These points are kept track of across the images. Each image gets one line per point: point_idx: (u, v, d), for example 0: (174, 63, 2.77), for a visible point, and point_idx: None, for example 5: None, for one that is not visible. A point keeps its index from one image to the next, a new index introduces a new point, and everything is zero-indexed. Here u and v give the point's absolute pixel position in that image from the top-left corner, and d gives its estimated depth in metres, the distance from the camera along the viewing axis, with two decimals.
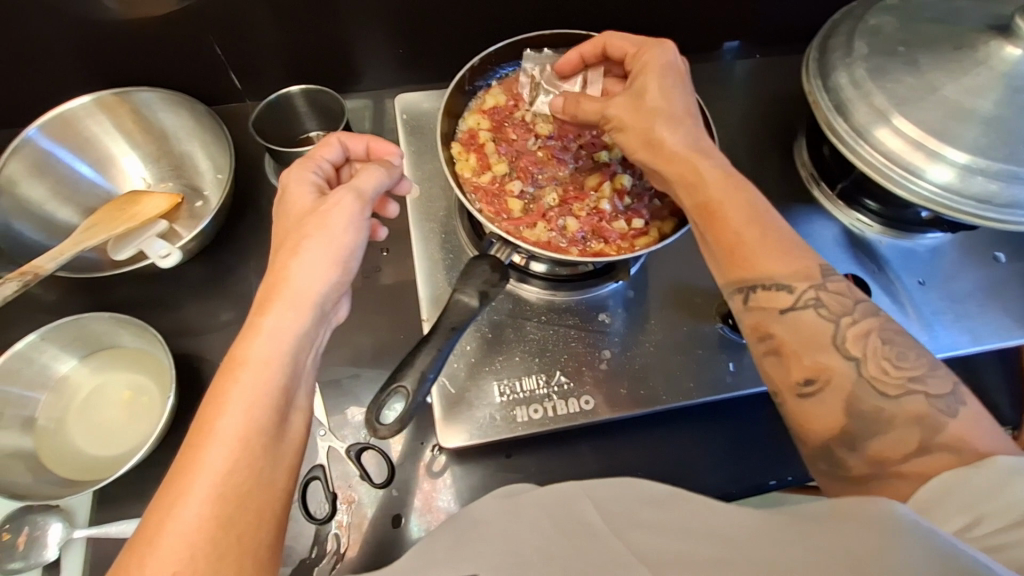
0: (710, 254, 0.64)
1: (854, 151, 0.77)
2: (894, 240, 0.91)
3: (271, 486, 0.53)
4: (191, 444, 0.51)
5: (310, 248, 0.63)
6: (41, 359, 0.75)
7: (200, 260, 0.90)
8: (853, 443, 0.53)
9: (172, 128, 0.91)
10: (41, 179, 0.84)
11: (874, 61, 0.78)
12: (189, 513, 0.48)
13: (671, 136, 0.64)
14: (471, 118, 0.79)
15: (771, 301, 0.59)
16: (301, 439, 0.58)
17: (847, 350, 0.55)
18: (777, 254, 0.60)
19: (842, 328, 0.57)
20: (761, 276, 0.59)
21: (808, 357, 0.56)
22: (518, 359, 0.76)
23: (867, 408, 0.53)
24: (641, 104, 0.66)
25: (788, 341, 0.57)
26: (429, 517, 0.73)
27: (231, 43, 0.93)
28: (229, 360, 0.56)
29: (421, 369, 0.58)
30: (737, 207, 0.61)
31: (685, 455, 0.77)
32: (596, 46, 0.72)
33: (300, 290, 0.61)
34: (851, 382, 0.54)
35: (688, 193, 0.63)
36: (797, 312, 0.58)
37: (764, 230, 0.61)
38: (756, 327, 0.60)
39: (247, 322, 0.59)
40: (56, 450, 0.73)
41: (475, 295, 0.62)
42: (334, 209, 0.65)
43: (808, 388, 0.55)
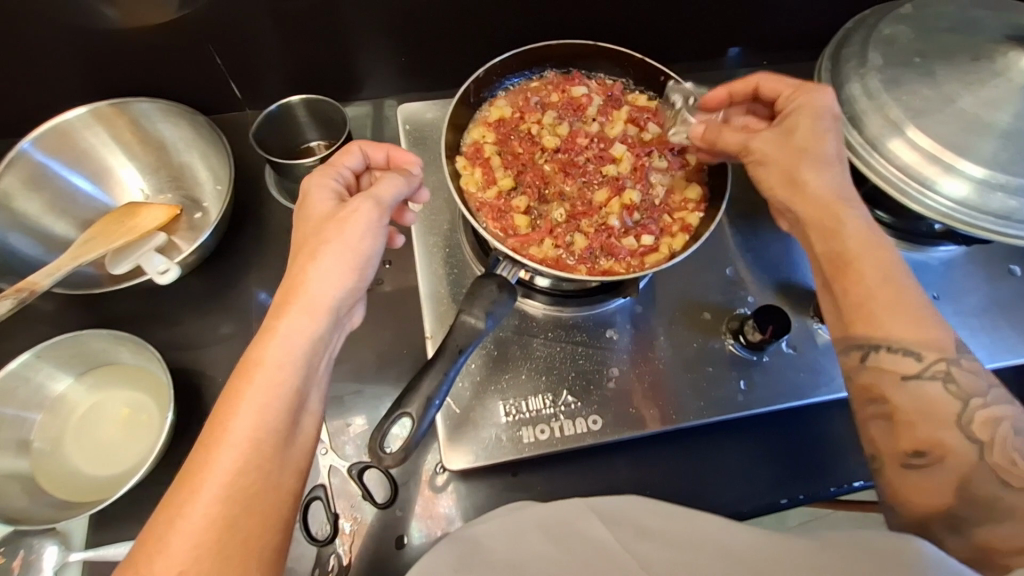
0: (833, 303, 0.63)
1: (867, 162, 0.75)
2: (907, 252, 0.89)
3: (279, 490, 0.53)
4: (202, 443, 0.52)
5: (329, 254, 0.62)
6: (37, 378, 0.74)
7: (201, 273, 0.89)
8: (958, 526, 0.52)
9: (171, 140, 0.89)
10: (38, 192, 0.83)
11: (889, 72, 0.76)
12: (197, 513, 0.48)
13: (820, 179, 0.63)
14: (476, 130, 0.77)
15: (895, 364, 0.58)
16: (311, 443, 0.58)
17: (973, 433, 0.54)
18: (910, 320, 0.58)
19: (970, 409, 0.55)
20: (886, 337, 0.58)
21: (922, 430, 0.55)
22: (524, 377, 0.74)
23: (981, 493, 0.52)
24: (790, 141, 0.65)
25: (904, 409, 0.57)
26: (429, 523, 0.72)
27: (231, 53, 0.92)
28: (242, 362, 0.56)
29: (426, 394, 0.57)
30: (877, 262, 0.60)
31: (696, 474, 0.76)
32: (747, 84, 0.71)
33: (316, 295, 0.61)
34: (970, 465, 0.53)
35: (823, 239, 0.62)
36: (923, 382, 0.57)
37: (903, 293, 0.59)
38: (867, 387, 0.59)
39: (263, 324, 0.59)
40: (53, 472, 0.72)
41: (482, 316, 0.60)
42: (353, 217, 0.64)
43: (916, 460, 0.55)
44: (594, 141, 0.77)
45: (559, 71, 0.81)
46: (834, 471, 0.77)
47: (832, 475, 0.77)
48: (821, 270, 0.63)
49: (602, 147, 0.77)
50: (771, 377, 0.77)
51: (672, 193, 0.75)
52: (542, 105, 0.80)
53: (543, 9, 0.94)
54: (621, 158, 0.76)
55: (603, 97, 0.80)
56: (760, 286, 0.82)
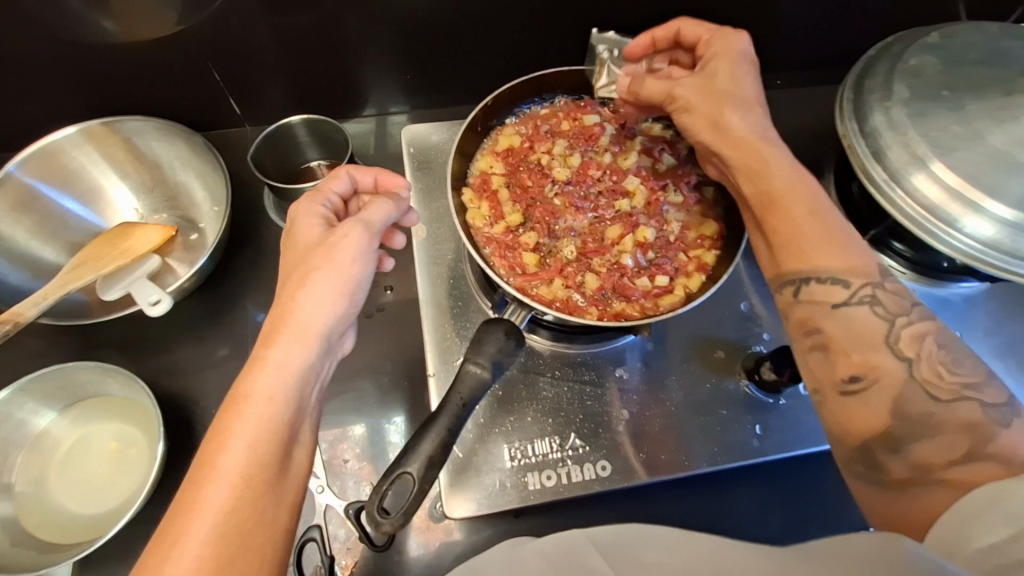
0: (766, 247, 0.64)
1: (889, 198, 0.72)
2: (928, 288, 0.86)
3: (273, 527, 0.50)
4: (191, 480, 0.49)
5: (318, 280, 0.59)
6: (19, 414, 0.71)
7: (195, 296, 0.85)
8: (897, 446, 0.51)
9: (166, 158, 0.86)
10: (25, 216, 0.80)
11: (914, 105, 0.73)
12: (187, 555, 0.45)
13: (739, 122, 0.63)
14: (483, 160, 0.74)
15: (825, 295, 0.58)
16: (304, 477, 0.56)
17: (900, 351, 0.54)
18: (833, 249, 0.59)
19: (897, 328, 0.55)
20: (814, 270, 0.58)
21: (857, 354, 0.55)
22: (530, 420, 0.71)
23: (915, 410, 0.51)
24: (711, 85, 0.65)
25: (838, 338, 0.56)
26: (428, 534, 0.70)
27: (231, 69, 0.89)
28: (232, 395, 0.54)
29: (427, 453, 0.53)
30: (800, 199, 0.61)
31: (703, 521, 0.72)
32: (668, 30, 0.71)
33: (306, 323, 0.58)
34: (901, 382, 0.52)
35: (750, 181, 0.63)
36: (851, 308, 0.57)
37: (828, 225, 0.60)
38: (801, 322, 0.59)
39: (252, 356, 0.56)
40: (36, 510, 0.69)
41: (486, 364, 0.57)
42: (342, 242, 0.61)
43: (853, 386, 0.54)
44: (606, 173, 0.74)
45: (571, 97, 0.78)
46: (850, 515, 0.74)
47: (849, 518, 0.74)
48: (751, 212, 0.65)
49: (614, 180, 0.73)
50: (786, 419, 0.74)
51: (688, 229, 0.71)
52: (553, 133, 0.77)
53: (552, 28, 0.91)
54: (635, 192, 0.73)
55: (616, 126, 0.77)
56: (776, 321, 0.79)
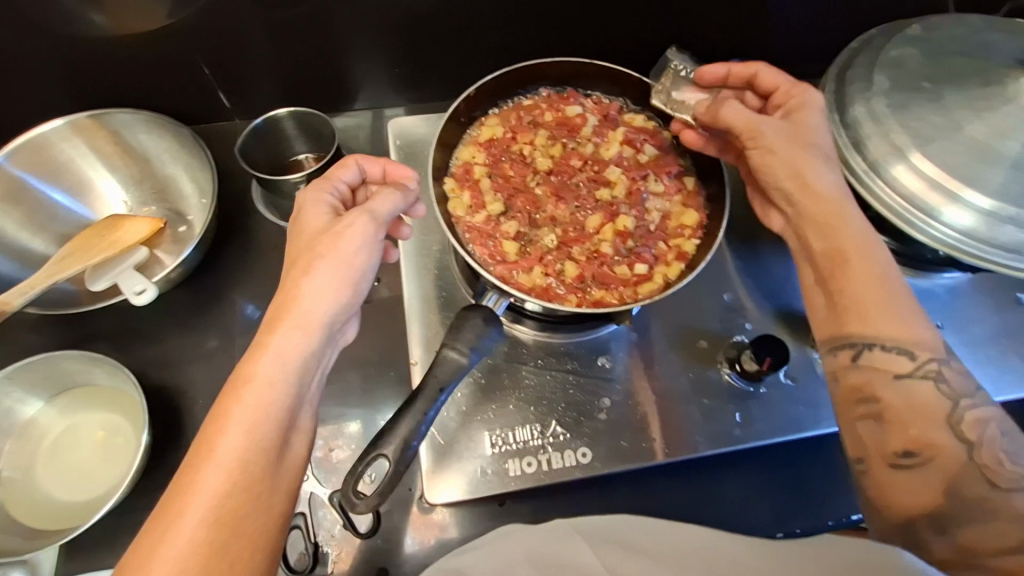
0: (824, 303, 0.63)
1: (870, 189, 0.72)
2: (911, 278, 0.87)
3: (267, 512, 0.51)
4: (190, 463, 0.50)
5: (322, 268, 0.59)
6: (5, 403, 0.71)
7: (184, 288, 0.86)
8: (944, 527, 0.53)
9: (154, 150, 0.87)
10: (14, 208, 0.80)
11: (894, 96, 0.73)
12: (181, 538, 0.46)
13: (822, 177, 0.62)
14: (465, 150, 0.75)
15: (886, 363, 0.58)
16: (300, 463, 0.56)
17: (962, 432, 0.55)
18: (898, 317, 0.59)
19: (960, 408, 0.56)
20: (878, 336, 0.58)
21: (914, 429, 0.56)
22: (512, 408, 0.72)
23: (971, 494, 0.52)
24: (795, 135, 0.64)
25: (895, 409, 0.57)
26: (423, 530, 0.70)
27: (220, 63, 0.89)
28: (234, 378, 0.54)
29: (403, 436, 0.54)
30: (870, 261, 0.60)
31: (685, 510, 0.73)
32: (748, 69, 0.70)
33: (308, 311, 0.58)
34: (959, 463, 0.53)
35: (820, 236, 0.62)
36: (914, 381, 0.57)
37: (895, 291, 0.60)
38: (856, 388, 0.60)
39: (255, 340, 0.56)
40: (23, 496, 0.70)
41: (465, 351, 0.57)
42: (347, 231, 0.61)
43: (906, 460, 0.55)
44: (588, 163, 0.75)
45: (554, 88, 0.78)
46: (833, 504, 0.75)
47: (833, 508, 0.74)
48: (813, 269, 0.64)
49: (595, 170, 0.75)
50: (768, 409, 0.74)
51: (668, 219, 0.72)
52: (535, 124, 0.77)
53: (536, 22, 0.92)
54: (616, 181, 0.73)
55: (598, 117, 0.78)
56: (760, 312, 0.80)
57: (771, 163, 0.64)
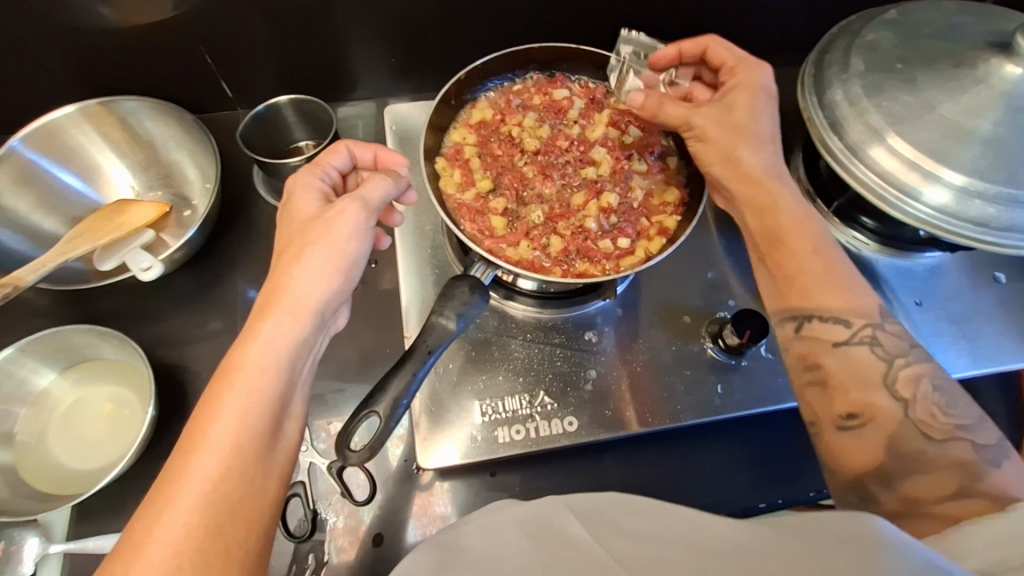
0: (767, 281, 0.66)
1: (848, 169, 0.75)
2: (890, 259, 0.89)
3: (261, 493, 0.52)
4: (182, 450, 0.50)
5: (313, 255, 0.61)
6: (21, 373, 0.75)
7: (188, 269, 0.90)
8: (888, 481, 0.54)
9: (159, 137, 0.90)
10: (26, 190, 0.84)
11: (870, 78, 0.76)
12: (176, 521, 0.47)
13: (756, 161, 0.67)
14: (457, 132, 0.78)
15: (826, 333, 0.60)
16: (293, 447, 0.57)
17: (898, 391, 0.57)
18: (834, 289, 0.62)
19: (895, 368, 0.58)
20: (816, 307, 0.61)
21: (855, 392, 0.57)
22: (501, 378, 0.75)
23: (910, 448, 0.54)
24: (730, 119, 0.68)
25: (837, 375, 0.59)
26: (426, 522, 0.73)
27: (223, 53, 0.93)
28: (224, 366, 0.55)
29: (394, 395, 0.58)
30: (806, 238, 0.64)
31: (669, 480, 0.76)
32: (697, 46, 0.74)
33: (300, 296, 0.59)
34: (898, 422, 0.55)
35: (757, 217, 0.66)
36: (851, 348, 0.59)
37: (830, 267, 0.63)
38: (805, 357, 0.61)
39: (246, 326, 0.57)
40: (36, 464, 0.73)
41: (453, 317, 0.62)
42: (340, 217, 0.63)
43: (849, 422, 0.57)
44: (575, 144, 0.79)
45: (542, 73, 0.82)
46: (813, 475, 0.77)
47: (810, 479, 0.77)
48: (755, 246, 0.68)
49: (582, 150, 0.78)
50: (749, 381, 0.77)
51: (651, 197, 0.76)
52: (524, 107, 0.81)
53: (528, 13, 0.94)
54: (601, 161, 0.77)
55: (585, 100, 0.81)
56: (743, 290, 0.83)
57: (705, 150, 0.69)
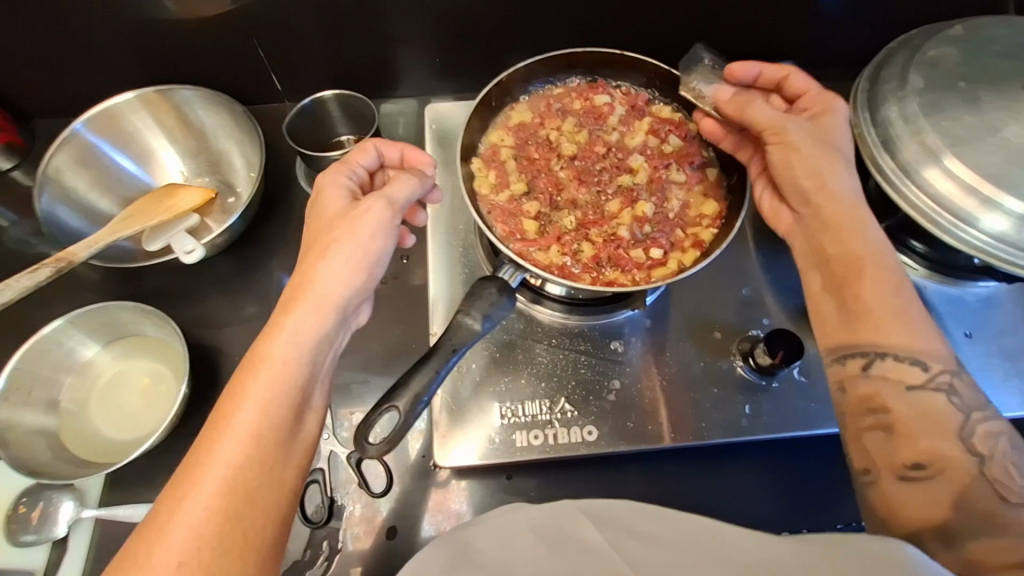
0: (835, 311, 0.63)
1: (899, 191, 0.72)
2: (940, 286, 0.84)
3: (279, 483, 0.53)
4: (206, 435, 0.52)
5: (338, 252, 0.62)
6: (68, 343, 0.79)
7: (229, 254, 0.93)
8: (950, 539, 0.51)
9: (210, 126, 0.94)
10: (85, 171, 0.89)
11: (929, 96, 0.72)
12: (198, 506, 0.48)
13: (840, 183, 0.65)
14: (495, 133, 0.79)
15: (898, 373, 0.58)
16: (313, 440, 0.59)
17: (973, 446, 0.54)
18: (910, 329, 0.59)
19: (972, 422, 0.56)
20: (891, 345, 0.59)
21: (924, 441, 0.55)
22: (524, 382, 0.75)
23: (981, 507, 0.52)
24: (819, 133, 0.67)
25: (904, 420, 0.57)
26: (440, 518, 0.73)
27: (275, 47, 0.96)
28: (249, 356, 0.57)
29: (416, 390, 0.58)
30: (885, 272, 0.61)
31: (688, 498, 0.74)
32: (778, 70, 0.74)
33: (324, 292, 0.61)
34: (969, 478, 0.53)
35: (835, 241, 0.64)
36: (925, 393, 0.57)
37: (906, 305, 0.60)
38: (867, 398, 0.59)
39: (271, 319, 0.59)
40: (76, 431, 0.77)
41: (479, 318, 0.62)
42: (365, 215, 0.64)
43: (913, 473, 0.55)
44: (613, 151, 0.78)
45: (584, 78, 0.81)
46: (842, 506, 0.74)
47: (839, 511, 0.74)
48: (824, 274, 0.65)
49: (619, 158, 0.78)
50: (780, 404, 0.74)
51: (688, 208, 0.75)
52: (564, 111, 0.81)
53: (574, 17, 0.94)
54: (639, 169, 0.76)
55: (627, 107, 0.80)
56: (778, 309, 0.80)
57: (789, 159, 0.66)
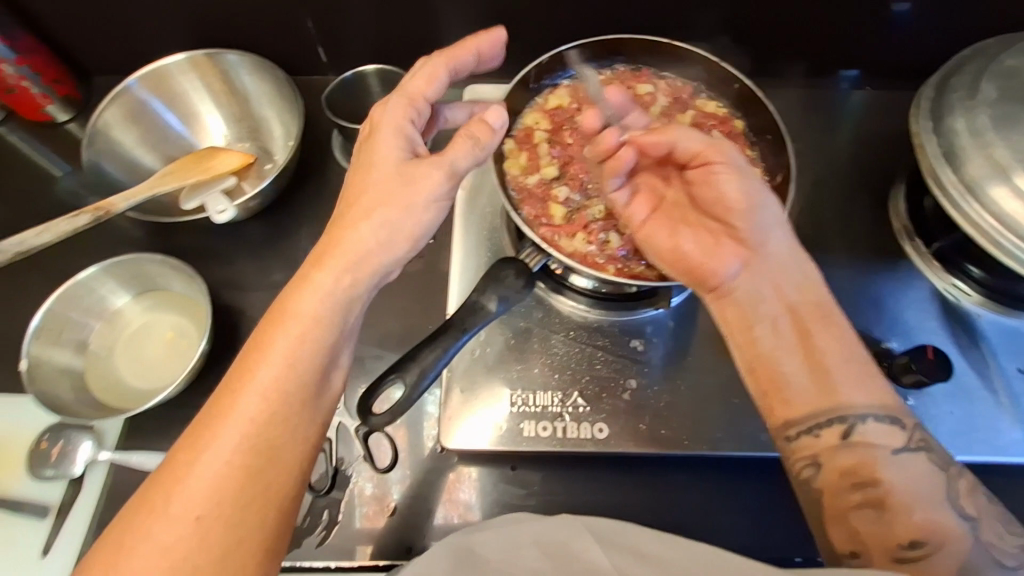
0: (794, 387, 0.59)
1: (959, 209, 0.66)
2: (998, 317, 0.78)
3: (301, 442, 0.53)
4: (228, 386, 0.52)
5: (378, 214, 0.58)
6: (100, 290, 0.82)
7: (261, 220, 0.94)
8: None
9: (254, 93, 0.95)
10: (133, 126, 0.92)
11: (1001, 108, 0.67)
12: (217, 458, 0.49)
13: (777, 235, 0.65)
14: (531, 116, 0.77)
15: (882, 436, 0.56)
16: (338, 398, 0.58)
17: (962, 508, 0.53)
18: (859, 380, 0.59)
19: (952, 479, 0.55)
20: (852, 409, 0.57)
21: (919, 514, 0.52)
22: (537, 371, 0.73)
23: None
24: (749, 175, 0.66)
25: (896, 492, 0.53)
26: (448, 506, 0.71)
27: (324, 20, 0.96)
28: (277, 308, 0.56)
29: (422, 365, 0.58)
30: (832, 332, 0.61)
31: (697, 510, 0.71)
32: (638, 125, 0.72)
33: (360, 252, 0.58)
34: (963, 547, 0.50)
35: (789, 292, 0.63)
36: (908, 455, 0.55)
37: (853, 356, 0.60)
38: (850, 470, 0.56)
39: (300, 272, 0.57)
40: (99, 375, 0.79)
41: (494, 299, 0.61)
42: (418, 181, 0.60)
43: (911, 553, 0.50)
44: None
45: (627, 66, 0.79)
46: None
47: None
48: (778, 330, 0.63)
49: None
50: None
51: None
52: None
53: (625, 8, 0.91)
54: None
55: (669, 99, 0.78)
56: None
57: (725, 188, 0.64)
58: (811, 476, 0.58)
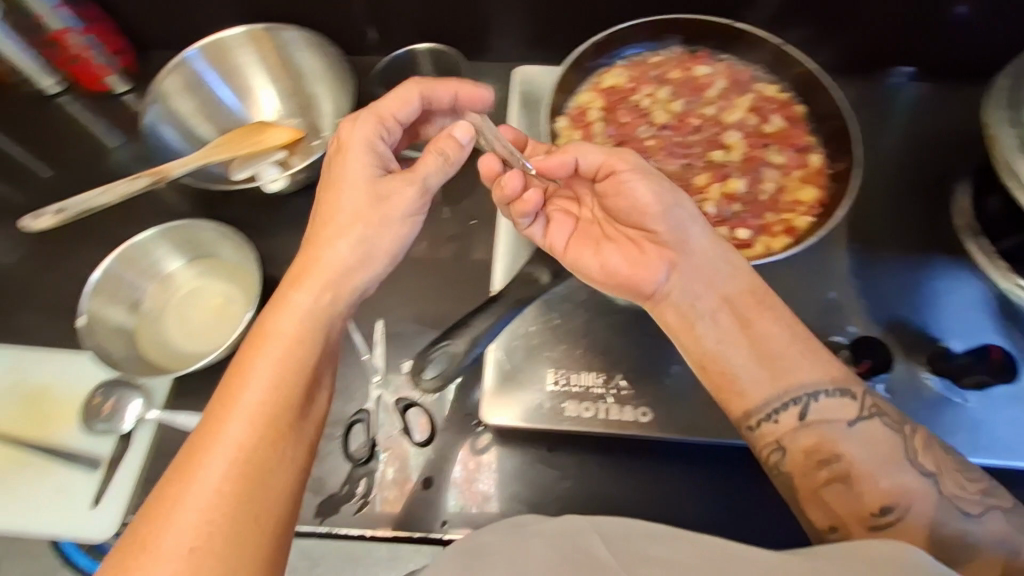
0: (745, 383, 0.60)
1: None
2: None
3: (290, 463, 0.54)
4: (213, 413, 0.53)
5: (355, 235, 0.60)
6: (155, 253, 0.84)
7: (306, 194, 0.95)
8: None
9: (307, 68, 0.96)
10: (191, 96, 0.94)
11: None
12: (207, 485, 0.50)
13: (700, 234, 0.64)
14: (585, 95, 0.76)
15: (831, 413, 0.57)
16: (322, 418, 0.59)
17: (921, 466, 0.55)
18: (807, 363, 0.59)
19: (910, 437, 0.57)
20: (800, 389, 0.58)
21: (884, 481, 0.54)
22: (580, 352, 0.73)
23: (950, 533, 0.52)
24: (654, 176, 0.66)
25: (858, 463, 0.55)
26: (466, 494, 0.71)
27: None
28: (256, 332, 0.58)
29: (477, 332, 0.63)
30: (778, 324, 0.61)
31: (737, 502, 0.69)
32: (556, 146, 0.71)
33: (337, 270, 0.60)
34: (923, 503, 0.54)
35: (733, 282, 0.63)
36: (863, 424, 0.57)
37: (797, 340, 0.61)
38: (812, 451, 0.57)
39: (277, 293, 0.59)
40: (150, 334, 0.81)
41: (546, 275, 0.69)
42: (393, 196, 0.62)
43: (881, 520, 0.53)
44: (707, 124, 0.75)
45: (685, 48, 0.78)
46: None
47: None
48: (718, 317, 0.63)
49: (714, 132, 0.74)
50: None
51: (782, 192, 0.70)
52: (660, 79, 0.77)
53: None
54: (733, 146, 0.73)
55: (728, 82, 0.76)
56: (866, 317, 0.77)
57: (636, 193, 0.64)
58: (778, 461, 0.59)
